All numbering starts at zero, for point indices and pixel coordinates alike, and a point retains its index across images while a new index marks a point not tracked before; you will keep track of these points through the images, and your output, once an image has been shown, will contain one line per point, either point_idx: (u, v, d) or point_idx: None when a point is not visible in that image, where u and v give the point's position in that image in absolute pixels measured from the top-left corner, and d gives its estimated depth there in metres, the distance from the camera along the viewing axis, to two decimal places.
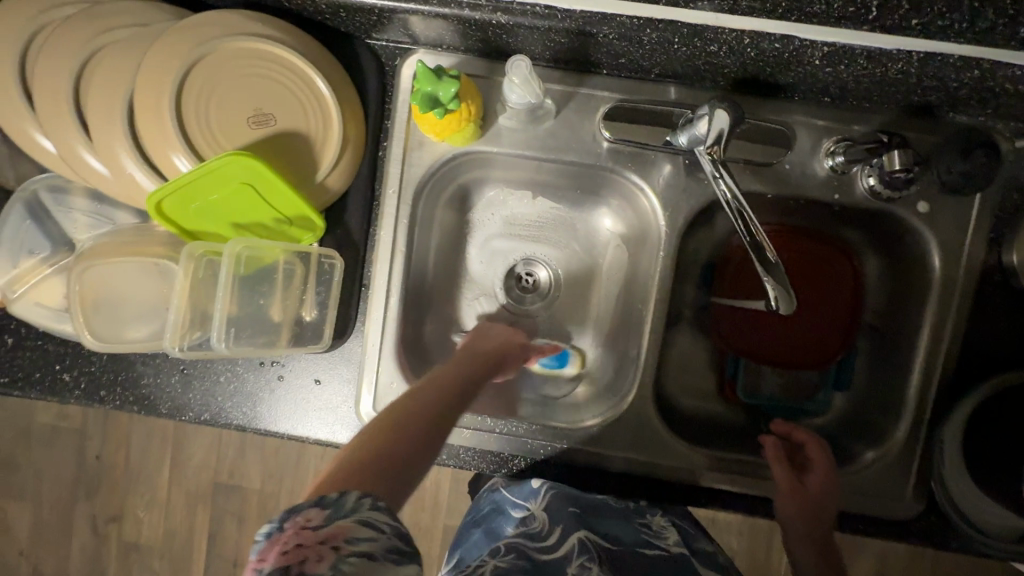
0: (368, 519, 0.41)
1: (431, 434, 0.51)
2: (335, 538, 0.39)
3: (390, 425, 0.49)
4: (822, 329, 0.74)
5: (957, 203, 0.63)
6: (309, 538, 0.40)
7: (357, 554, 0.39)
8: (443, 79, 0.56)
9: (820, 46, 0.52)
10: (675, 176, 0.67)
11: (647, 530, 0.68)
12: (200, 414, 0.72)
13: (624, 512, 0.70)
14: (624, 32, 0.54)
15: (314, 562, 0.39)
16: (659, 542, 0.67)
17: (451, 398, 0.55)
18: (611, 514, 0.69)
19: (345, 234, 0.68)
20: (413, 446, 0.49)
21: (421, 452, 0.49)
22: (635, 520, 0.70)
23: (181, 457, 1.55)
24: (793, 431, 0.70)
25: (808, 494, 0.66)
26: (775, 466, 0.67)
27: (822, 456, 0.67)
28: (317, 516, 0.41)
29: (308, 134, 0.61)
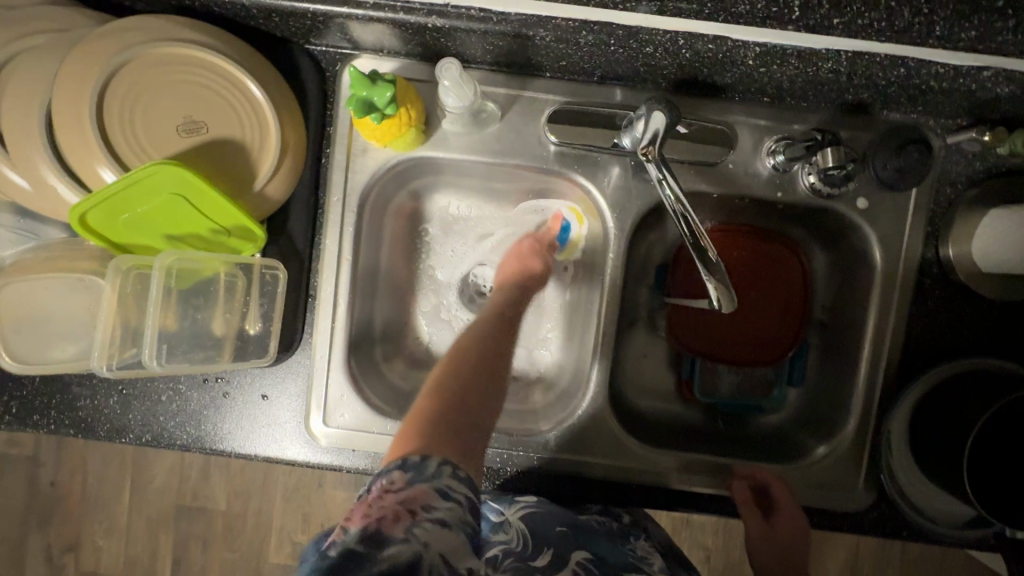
0: (450, 485, 0.42)
1: (463, 418, 0.49)
2: (413, 501, 0.40)
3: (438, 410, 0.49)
4: (773, 326, 0.74)
5: (895, 198, 0.65)
6: (391, 499, 0.40)
7: (432, 521, 0.40)
8: (378, 84, 0.55)
9: (752, 47, 0.53)
10: (622, 177, 0.68)
11: (634, 553, 0.64)
12: (141, 435, 0.69)
13: (609, 534, 0.66)
14: (561, 35, 0.54)
15: (391, 523, 0.39)
16: (643, 566, 0.63)
17: (472, 387, 0.53)
18: (595, 535, 0.65)
19: (288, 244, 0.66)
20: (457, 424, 0.48)
21: (469, 426, 0.49)
22: (621, 543, 0.65)
23: (141, 481, 1.49)
24: (761, 475, 0.67)
25: (778, 538, 0.66)
26: (748, 514, 0.65)
27: (786, 497, 0.66)
28: (399, 481, 0.42)
29: (243, 142, 0.59)
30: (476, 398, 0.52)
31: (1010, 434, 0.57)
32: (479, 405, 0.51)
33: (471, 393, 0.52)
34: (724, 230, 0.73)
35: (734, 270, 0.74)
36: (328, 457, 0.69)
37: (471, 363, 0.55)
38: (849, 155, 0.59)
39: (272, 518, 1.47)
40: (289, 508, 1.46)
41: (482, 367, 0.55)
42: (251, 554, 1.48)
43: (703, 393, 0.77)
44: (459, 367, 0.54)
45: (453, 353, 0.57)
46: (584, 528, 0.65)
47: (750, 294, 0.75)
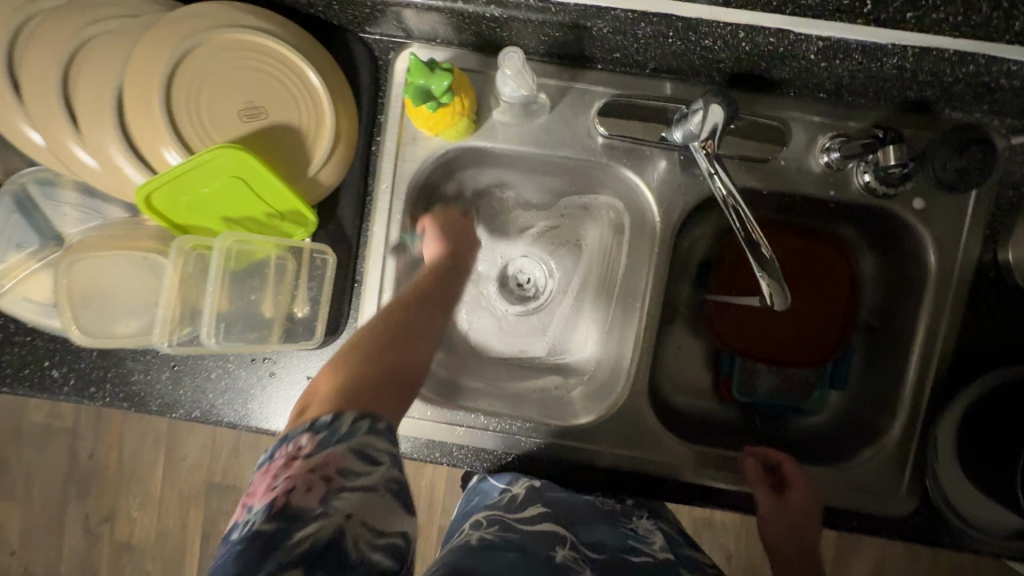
0: (368, 440, 0.48)
1: (387, 384, 0.56)
2: (328, 464, 0.44)
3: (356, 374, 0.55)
4: (817, 328, 0.74)
5: (953, 200, 0.63)
6: (301, 467, 0.44)
7: (352, 488, 0.44)
8: (436, 73, 0.55)
9: (815, 41, 0.52)
10: (670, 171, 0.67)
11: (634, 533, 0.67)
12: (191, 411, 0.71)
13: (612, 514, 0.68)
14: (618, 26, 0.54)
15: (304, 492, 0.42)
16: (644, 547, 0.65)
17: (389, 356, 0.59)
18: (597, 518, 0.66)
19: (337, 229, 0.68)
20: (383, 389, 0.55)
21: (394, 390, 0.56)
22: (620, 523, 0.68)
23: (174, 458, 1.54)
24: (766, 450, 0.69)
25: (791, 513, 0.67)
26: (757, 489, 0.68)
27: (798, 474, 0.67)
28: (310, 444, 0.46)
29: (299, 128, 0.60)
30: (393, 362, 0.59)
31: None
32: (401, 369, 0.59)
33: (392, 362, 0.59)
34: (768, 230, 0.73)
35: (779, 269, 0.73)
36: None
37: (391, 329, 0.62)
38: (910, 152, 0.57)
39: None
40: None
41: (403, 331, 0.62)
42: None
43: (740, 392, 0.76)
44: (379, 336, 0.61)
45: (377, 321, 0.63)
46: (582, 512, 0.66)
47: (795, 295, 0.74)
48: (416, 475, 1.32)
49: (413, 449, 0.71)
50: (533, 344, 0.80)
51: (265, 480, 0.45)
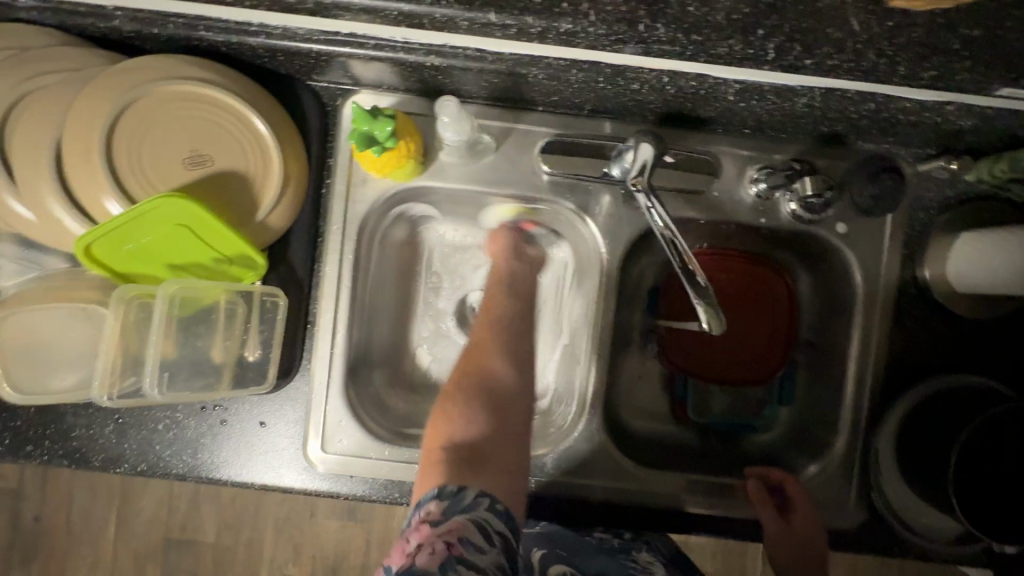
0: (484, 519, 0.51)
1: (501, 404, 0.61)
2: (451, 533, 0.49)
3: (440, 437, 0.59)
4: (763, 347, 0.77)
5: (872, 223, 0.68)
6: (430, 535, 0.49)
7: (468, 561, 0.47)
8: (379, 119, 0.57)
9: (732, 84, 0.57)
10: (614, 206, 0.70)
11: (635, 565, 0.65)
12: (137, 465, 0.69)
13: (608, 548, 0.67)
14: (553, 73, 0.57)
15: (429, 555, 0.47)
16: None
17: (488, 412, 0.61)
18: (595, 552, 0.66)
19: (288, 271, 0.68)
20: (483, 449, 0.58)
21: (496, 461, 0.57)
22: (621, 556, 0.66)
23: (130, 512, 1.47)
24: (768, 471, 0.70)
25: (796, 534, 0.67)
26: (762, 510, 0.68)
27: (801, 493, 0.68)
28: (436, 510, 0.51)
29: (247, 174, 0.61)
30: (495, 394, 0.62)
31: (987, 451, 0.59)
32: (509, 396, 0.62)
33: (506, 401, 0.62)
34: (712, 255, 0.76)
35: (721, 293, 0.77)
36: (325, 483, 0.70)
37: (482, 375, 0.63)
38: (826, 183, 0.64)
39: (264, 543, 1.48)
40: (280, 538, 1.48)
41: (514, 357, 0.66)
42: None
43: (696, 414, 0.79)
44: (495, 389, 0.62)
45: (489, 322, 0.69)
46: (583, 546, 0.67)
47: (740, 316, 0.78)
48: None
49: (372, 490, 0.71)
50: None
51: (400, 547, 0.50)
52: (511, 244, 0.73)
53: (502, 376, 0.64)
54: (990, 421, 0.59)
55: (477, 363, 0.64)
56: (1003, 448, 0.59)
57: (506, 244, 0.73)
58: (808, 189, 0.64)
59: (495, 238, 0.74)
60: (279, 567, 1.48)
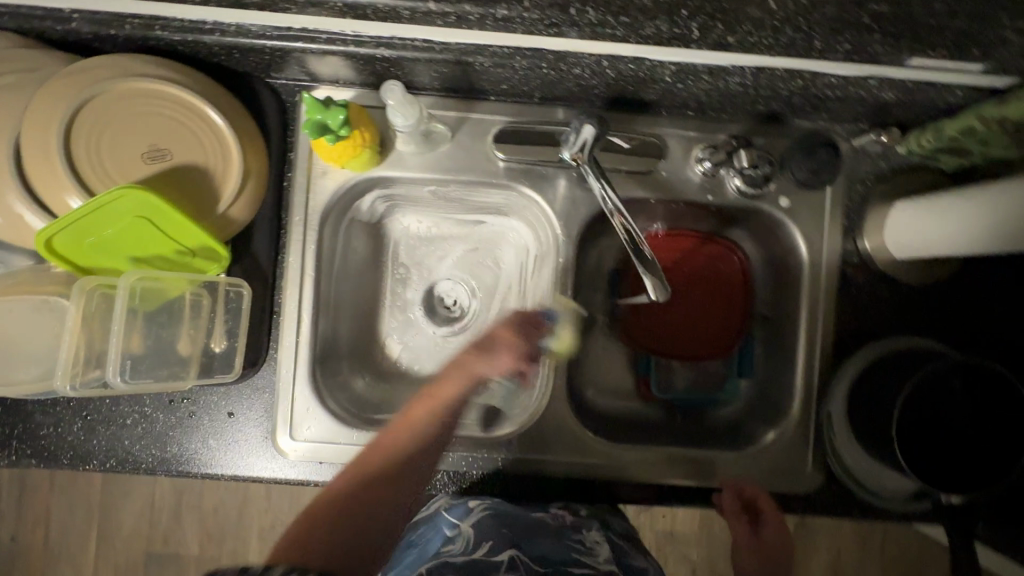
0: None
1: (368, 527, 0.57)
2: None
3: (314, 513, 0.57)
4: (719, 323, 0.80)
5: (813, 196, 0.72)
6: None
7: None
8: (331, 108, 0.59)
9: (669, 65, 0.60)
10: (568, 189, 0.73)
11: (579, 547, 0.64)
12: (106, 461, 0.69)
13: (557, 526, 0.66)
14: (498, 60, 0.60)
15: None
16: (589, 560, 0.63)
17: (363, 509, 0.59)
18: (540, 532, 0.64)
19: (253, 263, 0.69)
20: (353, 530, 0.56)
21: (352, 548, 0.55)
22: (565, 535, 0.65)
23: (110, 529, 1.49)
24: (742, 484, 0.71)
25: (763, 541, 0.71)
26: (733, 521, 0.70)
27: (772, 507, 0.70)
28: None
29: (207, 167, 0.62)
30: (362, 510, 0.59)
31: (938, 414, 0.62)
32: (381, 501, 0.61)
33: (394, 472, 0.63)
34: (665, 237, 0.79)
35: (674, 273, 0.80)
36: (295, 471, 0.71)
37: (355, 489, 0.60)
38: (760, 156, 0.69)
39: (247, 555, 1.51)
40: (263, 550, 1.51)
41: (399, 471, 0.63)
42: None
43: (661, 390, 0.81)
44: (392, 465, 0.63)
45: (386, 441, 0.65)
46: (527, 526, 0.65)
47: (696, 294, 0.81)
48: None
49: None
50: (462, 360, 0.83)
51: None
52: (524, 338, 0.75)
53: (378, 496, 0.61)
54: (940, 385, 0.62)
55: (360, 479, 0.61)
56: (954, 409, 0.62)
57: (526, 348, 0.75)
58: (744, 161, 0.69)
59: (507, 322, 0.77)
60: None
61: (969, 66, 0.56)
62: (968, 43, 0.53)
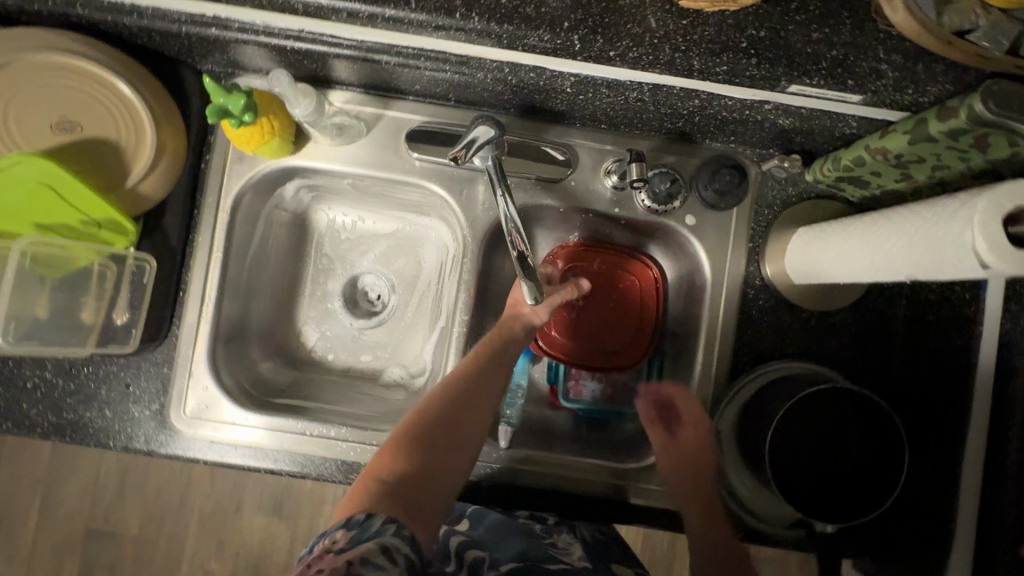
0: (389, 541, 0.50)
1: (434, 460, 0.62)
2: (352, 552, 0.47)
3: (392, 452, 0.61)
4: (625, 343, 0.80)
5: (720, 217, 0.72)
6: (332, 555, 0.47)
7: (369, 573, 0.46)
8: (233, 93, 0.60)
9: (568, 76, 0.61)
10: (479, 190, 0.75)
11: (554, 549, 0.66)
12: (1, 423, 0.70)
13: (532, 532, 0.68)
14: (404, 59, 0.62)
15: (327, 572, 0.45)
16: (564, 558, 0.65)
17: (427, 450, 0.62)
18: (521, 538, 0.67)
19: (162, 239, 0.71)
20: (421, 479, 0.60)
21: (423, 501, 0.58)
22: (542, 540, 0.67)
23: (54, 499, 1.53)
24: (662, 387, 0.75)
25: (679, 451, 0.72)
26: (651, 430, 0.74)
27: (688, 404, 0.73)
28: (342, 538, 0.50)
29: (118, 143, 0.65)
30: (440, 437, 0.63)
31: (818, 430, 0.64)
32: (450, 439, 0.64)
33: (443, 423, 0.64)
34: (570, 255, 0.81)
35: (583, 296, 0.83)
36: (187, 448, 0.72)
37: (433, 417, 0.64)
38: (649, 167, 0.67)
39: (186, 538, 1.55)
40: (202, 534, 1.55)
41: (457, 410, 0.66)
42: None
43: (570, 398, 0.80)
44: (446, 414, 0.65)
45: (451, 376, 0.68)
46: (510, 531, 0.67)
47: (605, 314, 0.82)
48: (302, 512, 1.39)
49: (234, 458, 0.72)
50: (376, 354, 0.84)
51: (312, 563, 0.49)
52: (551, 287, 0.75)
53: (450, 420, 0.65)
54: (825, 401, 0.63)
55: (439, 400, 0.66)
56: (833, 426, 0.64)
57: None
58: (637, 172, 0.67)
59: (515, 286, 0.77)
60: (200, 561, 1.55)
61: (853, 99, 0.56)
62: (845, 73, 0.54)
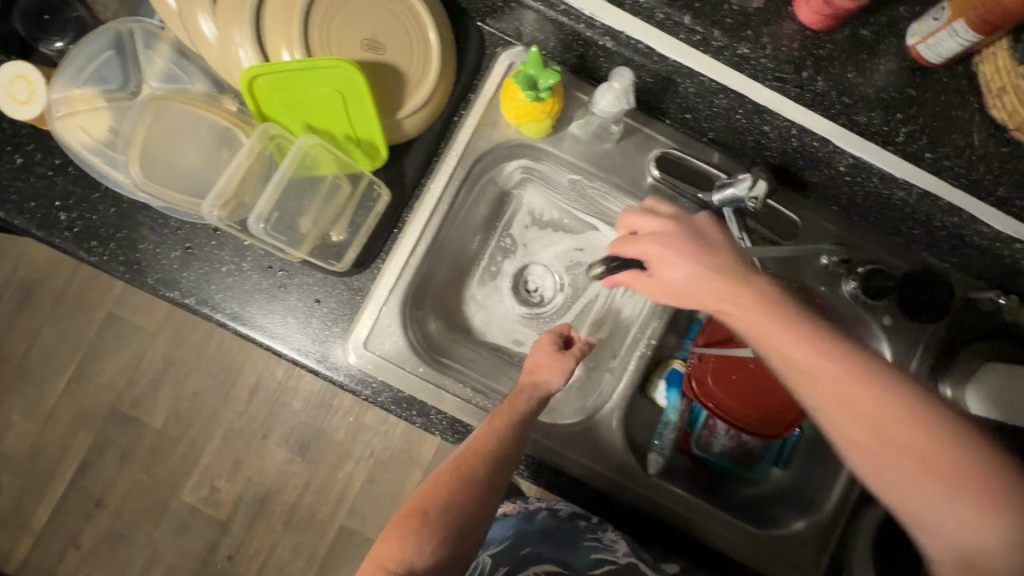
0: None
1: (462, 541, 0.56)
2: None
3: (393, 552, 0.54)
4: (892, 429, 0.51)
5: (914, 327, 0.75)
6: None
7: None
8: (547, 70, 0.63)
9: (847, 157, 0.63)
10: (698, 226, 0.77)
11: (597, 546, 0.71)
12: (185, 297, 0.70)
13: (575, 530, 0.73)
14: (703, 90, 0.63)
15: None
16: (608, 554, 0.70)
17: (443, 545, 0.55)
18: (562, 537, 0.72)
19: (398, 175, 0.72)
20: None
21: None
22: (587, 537, 0.72)
23: (87, 371, 1.40)
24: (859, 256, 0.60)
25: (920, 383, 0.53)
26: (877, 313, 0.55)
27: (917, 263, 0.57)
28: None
29: (405, 74, 0.66)
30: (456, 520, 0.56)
31: None
32: (470, 518, 0.57)
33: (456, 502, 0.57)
34: (782, 323, 0.56)
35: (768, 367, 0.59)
36: (352, 380, 0.71)
37: (441, 504, 0.56)
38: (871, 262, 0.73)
39: (203, 455, 1.39)
40: (223, 452, 1.39)
41: (472, 488, 0.57)
42: (168, 484, 1.38)
43: (698, 445, 0.83)
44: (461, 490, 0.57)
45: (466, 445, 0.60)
46: (555, 529, 0.73)
47: (820, 393, 0.54)
48: (338, 464, 1.38)
49: (393, 403, 0.72)
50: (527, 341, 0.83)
51: None
52: (560, 354, 0.67)
53: (468, 502, 0.57)
54: None
55: (449, 485, 0.57)
56: None
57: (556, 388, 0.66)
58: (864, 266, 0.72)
59: (535, 345, 0.69)
60: (211, 476, 1.38)
61: None
62: None
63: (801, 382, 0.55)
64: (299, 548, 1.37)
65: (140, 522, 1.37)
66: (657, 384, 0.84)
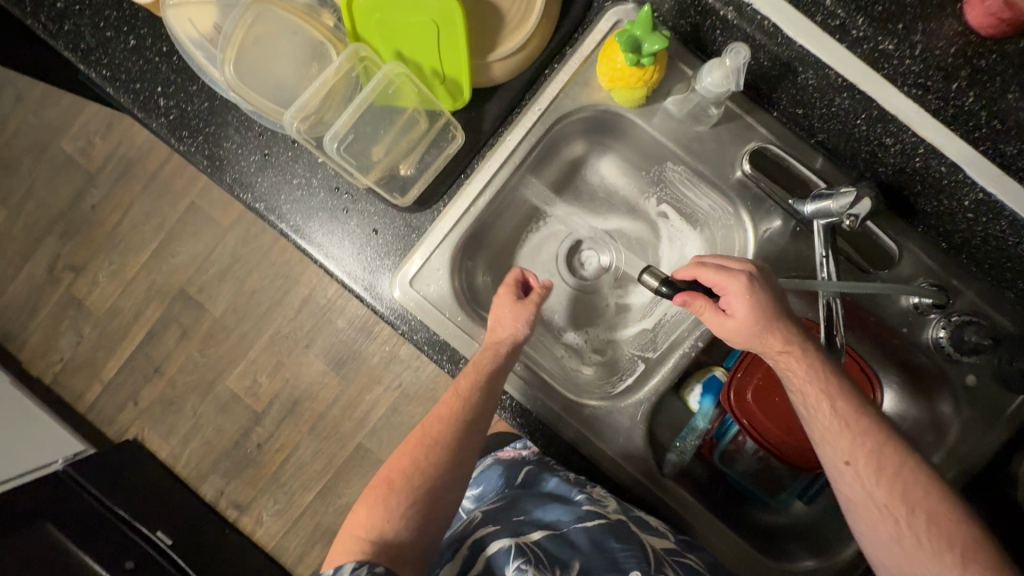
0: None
1: (436, 502, 0.57)
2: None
3: (374, 506, 0.56)
4: (946, 529, 0.51)
5: (1001, 393, 0.67)
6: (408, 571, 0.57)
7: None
8: (655, 34, 0.58)
9: (977, 191, 0.54)
10: (780, 234, 0.71)
11: (591, 499, 0.65)
12: (256, 201, 0.73)
13: (570, 485, 0.67)
14: (825, 83, 0.56)
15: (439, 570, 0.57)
16: (600, 510, 0.63)
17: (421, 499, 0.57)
18: (558, 492, 0.66)
19: (477, 119, 0.70)
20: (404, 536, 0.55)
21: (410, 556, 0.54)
22: (574, 491, 0.66)
23: (165, 250, 1.52)
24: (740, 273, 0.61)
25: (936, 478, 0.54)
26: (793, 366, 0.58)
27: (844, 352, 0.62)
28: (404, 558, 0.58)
29: (504, 14, 0.65)
30: (429, 477, 0.58)
31: None
32: (446, 474, 0.58)
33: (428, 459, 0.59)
34: (852, 414, 0.56)
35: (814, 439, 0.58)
36: (394, 314, 0.73)
37: (416, 464, 0.58)
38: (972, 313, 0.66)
39: (250, 349, 1.49)
40: (268, 350, 1.49)
41: (445, 448, 0.59)
42: (215, 367, 1.51)
43: (721, 458, 0.79)
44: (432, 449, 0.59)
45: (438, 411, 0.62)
46: (550, 485, 0.67)
47: (878, 483, 0.53)
48: (368, 386, 1.45)
49: (427, 343, 0.73)
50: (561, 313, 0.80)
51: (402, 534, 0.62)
52: (519, 303, 0.66)
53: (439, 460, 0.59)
54: None
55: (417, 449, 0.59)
56: None
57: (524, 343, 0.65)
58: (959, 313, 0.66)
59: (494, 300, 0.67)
60: (253, 372, 1.49)
61: None
62: None
63: (855, 465, 0.55)
64: (319, 453, 1.47)
65: (190, 394, 1.51)
66: (692, 387, 0.82)
